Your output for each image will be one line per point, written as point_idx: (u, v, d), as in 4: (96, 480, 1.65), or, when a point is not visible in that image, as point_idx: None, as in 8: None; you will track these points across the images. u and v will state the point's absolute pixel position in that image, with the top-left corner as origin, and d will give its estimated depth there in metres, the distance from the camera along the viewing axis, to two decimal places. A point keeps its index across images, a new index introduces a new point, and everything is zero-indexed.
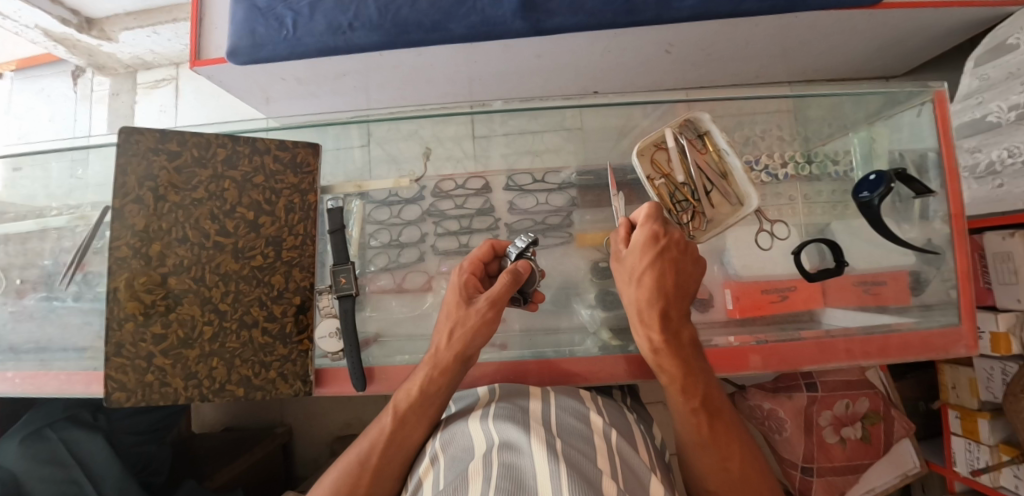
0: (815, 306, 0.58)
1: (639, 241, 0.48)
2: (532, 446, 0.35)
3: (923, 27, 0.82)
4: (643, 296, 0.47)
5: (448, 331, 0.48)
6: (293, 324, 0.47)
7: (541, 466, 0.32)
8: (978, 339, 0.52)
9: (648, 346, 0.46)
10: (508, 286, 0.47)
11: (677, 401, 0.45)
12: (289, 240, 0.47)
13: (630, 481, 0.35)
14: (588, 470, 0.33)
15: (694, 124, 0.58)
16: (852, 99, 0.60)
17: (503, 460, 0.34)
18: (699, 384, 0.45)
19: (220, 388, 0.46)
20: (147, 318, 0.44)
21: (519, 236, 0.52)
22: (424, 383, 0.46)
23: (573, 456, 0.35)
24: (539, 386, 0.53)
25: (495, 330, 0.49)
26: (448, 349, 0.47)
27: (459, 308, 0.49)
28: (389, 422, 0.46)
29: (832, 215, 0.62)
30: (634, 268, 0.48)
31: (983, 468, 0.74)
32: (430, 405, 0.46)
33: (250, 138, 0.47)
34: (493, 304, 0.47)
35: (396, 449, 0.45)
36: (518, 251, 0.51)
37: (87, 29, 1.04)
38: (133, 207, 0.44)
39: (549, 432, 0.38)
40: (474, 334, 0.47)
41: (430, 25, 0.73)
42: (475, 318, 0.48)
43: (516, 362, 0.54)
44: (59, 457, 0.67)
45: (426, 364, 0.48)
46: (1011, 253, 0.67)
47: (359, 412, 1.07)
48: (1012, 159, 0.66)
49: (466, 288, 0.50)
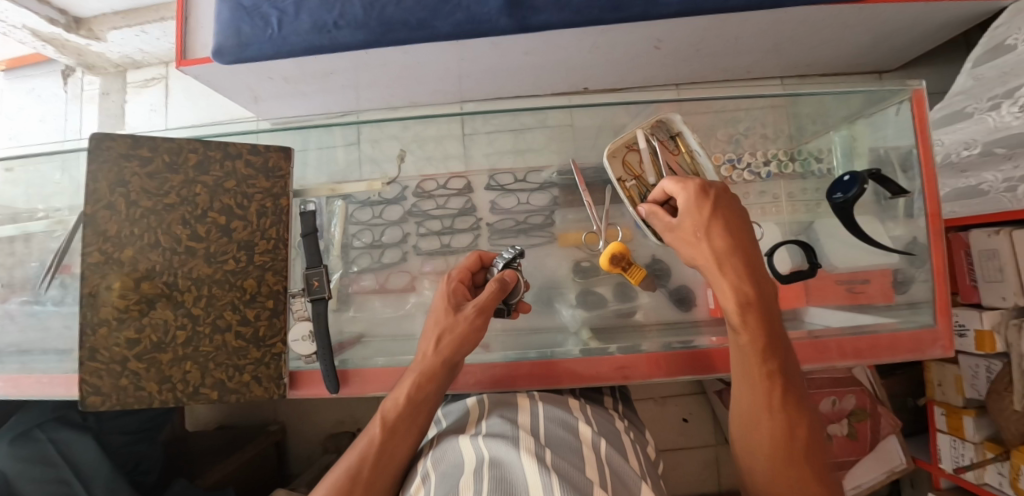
0: (797, 305, 0.57)
1: (688, 200, 0.44)
2: (522, 459, 0.35)
3: (916, 22, 0.81)
4: (719, 248, 0.42)
5: (434, 338, 0.47)
6: (266, 328, 0.47)
7: (531, 480, 0.33)
8: (954, 340, 0.52)
9: (733, 302, 0.42)
10: (497, 294, 0.47)
11: (754, 365, 0.41)
12: (262, 244, 0.47)
13: (619, 489, 0.36)
14: (579, 481, 0.34)
15: (666, 125, 0.56)
16: (834, 97, 0.59)
17: (493, 475, 0.34)
18: (779, 347, 0.42)
19: (195, 391, 0.46)
20: (121, 323, 0.45)
21: (504, 250, 0.52)
22: (413, 390, 0.46)
23: (563, 467, 0.35)
24: (528, 390, 0.53)
25: (482, 337, 0.49)
26: (434, 355, 0.47)
27: (447, 315, 0.48)
28: (378, 433, 0.45)
29: (814, 213, 0.62)
30: (696, 226, 0.43)
31: (968, 465, 0.75)
32: (419, 413, 0.47)
33: (222, 142, 0.47)
34: (481, 308, 0.47)
35: (388, 460, 0.45)
36: (505, 262, 0.50)
37: (75, 29, 1.03)
38: (106, 213, 0.44)
39: (538, 443, 0.39)
40: (462, 341, 0.47)
41: (416, 23, 0.73)
42: (463, 325, 0.47)
43: (503, 367, 0.54)
44: (48, 457, 0.68)
45: (413, 372, 0.47)
46: (997, 251, 0.66)
47: (352, 409, 1.09)
48: (967, 152, 0.71)
49: (453, 295, 0.50)
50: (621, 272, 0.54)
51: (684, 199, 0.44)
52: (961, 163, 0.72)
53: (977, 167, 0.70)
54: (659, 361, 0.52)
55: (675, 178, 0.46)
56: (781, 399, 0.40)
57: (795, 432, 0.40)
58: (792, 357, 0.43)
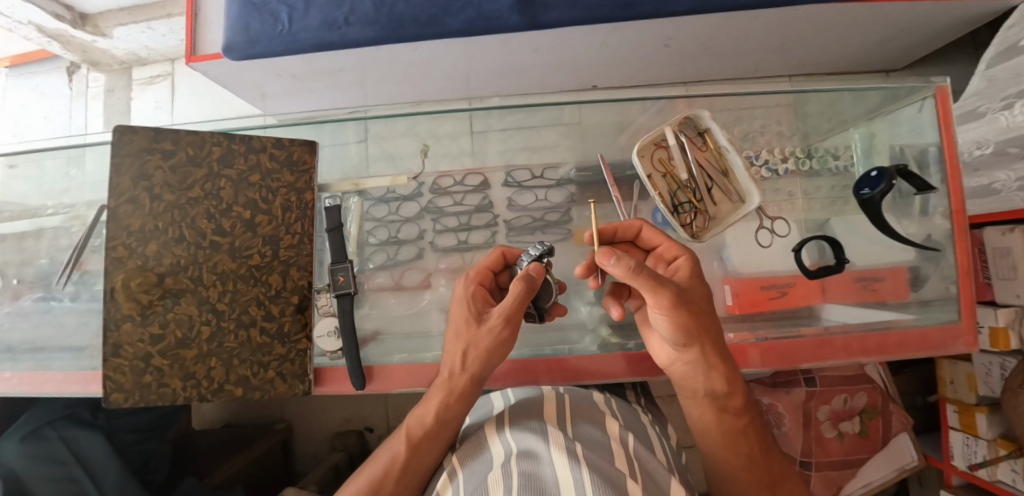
0: (814, 301, 0.56)
1: (695, 266, 0.40)
2: (551, 454, 0.34)
3: (926, 20, 0.81)
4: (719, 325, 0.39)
5: (460, 354, 0.44)
6: (291, 324, 0.47)
7: (560, 473, 0.32)
8: (977, 337, 0.52)
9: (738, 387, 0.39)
10: (521, 297, 0.42)
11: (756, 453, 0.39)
12: (287, 238, 0.47)
13: (650, 485, 0.35)
14: (611, 472, 0.33)
15: (694, 122, 0.57)
16: (852, 94, 0.59)
17: (522, 469, 0.33)
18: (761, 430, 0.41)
19: (219, 388, 0.45)
20: (145, 318, 0.44)
21: (531, 245, 0.49)
22: (442, 409, 0.45)
23: (594, 459, 0.34)
24: (552, 385, 0.53)
25: (509, 347, 0.46)
26: (462, 373, 0.45)
27: (469, 329, 0.45)
28: (403, 451, 0.44)
29: (831, 210, 0.62)
30: (708, 294, 0.38)
31: (981, 462, 0.75)
32: (446, 429, 0.46)
33: (245, 136, 0.46)
34: (505, 319, 0.43)
35: (410, 477, 0.43)
36: (531, 260, 0.48)
37: (81, 25, 1.02)
38: (129, 207, 0.44)
39: (569, 437, 0.38)
40: (489, 355, 0.44)
41: (426, 20, 0.72)
42: (488, 339, 0.44)
43: (526, 364, 0.54)
44: (59, 456, 0.67)
45: (440, 390, 0.46)
46: (1011, 249, 0.66)
47: (359, 408, 1.10)
48: (979, 150, 0.73)
49: (474, 305, 0.47)
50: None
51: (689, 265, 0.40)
52: (973, 162, 0.74)
53: (991, 165, 0.71)
54: None
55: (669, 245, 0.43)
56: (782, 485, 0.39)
57: None
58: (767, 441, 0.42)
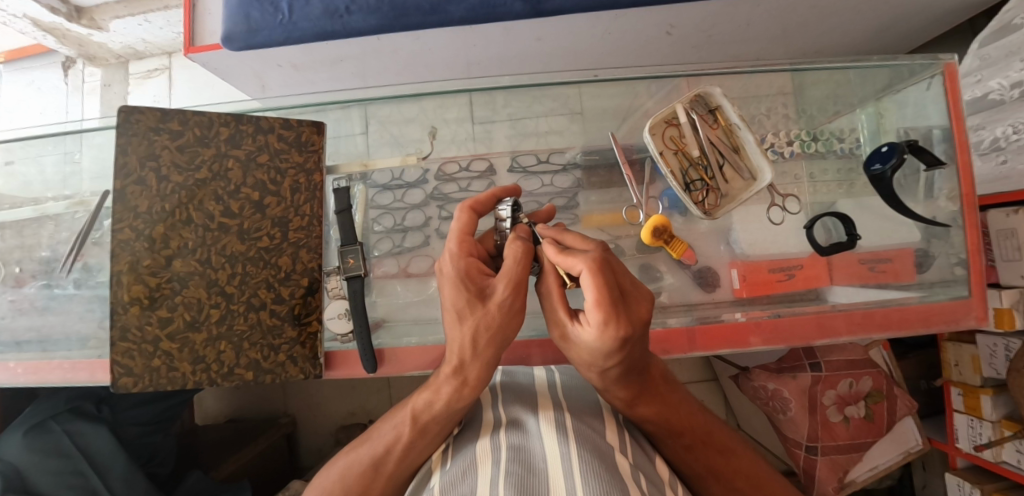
0: (820, 284, 0.55)
1: (594, 348, 0.32)
2: (541, 430, 0.38)
3: (928, 6, 0.81)
4: (613, 376, 0.37)
5: (469, 340, 0.37)
6: (301, 306, 0.48)
7: (548, 448, 0.35)
8: (987, 311, 0.52)
9: (623, 407, 0.43)
10: (522, 262, 0.36)
11: (678, 443, 0.45)
12: (296, 220, 0.48)
13: (635, 451, 0.40)
14: (599, 445, 0.37)
15: (705, 99, 0.57)
16: (858, 72, 0.60)
17: (512, 442, 0.37)
18: (682, 421, 0.45)
19: (229, 372, 0.46)
20: (152, 302, 0.45)
21: (501, 202, 0.46)
22: (453, 398, 0.41)
23: (581, 430, 0.38)
24: (544, 365, 0.53)
25: (521, 319, 0.39)
26: (474, 361, 0.38)
27: (473, 308, 0.37)
28: (407, 432, 0.43)
29: (840, 193, 0.61)
30: (593, 361, 0.34)
31: (986, 443, 0.76)
32: (454, 414, 0.42)
33: (253, 117, 0.48)
34: (516, 290, 0.36)
35: (410, 459, 0.43)
36: (509, 219, 0.45)
37: (76, 18, 1.01)
38: (135, 188, 0.44)
39: (559, 410, 0.42)
40: (501, 334, 0.38)
41: (429, 8, 0.71)
42: (500, 317, 0.37)
43: (517, 346, 0.53)
44: (62, 449, 0.67)
45: (451, 380, 0.41)
46: (1015, 230, 0.65)
47: (365, 403, 1.10)
48: (1017, 135, 0.67)
49: (470, 279, 0.38)
50: (662, 245, 0.54)
51: (587, 344, 0.32)
52: (997, 150, 0.71)
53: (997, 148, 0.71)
54: (685, 334, 0.52)
55: (593, 323, 0.30)
56: (716, 463, 0.45)
57: (743, 474, 0.45)
58: (702, 417, 0.47)
